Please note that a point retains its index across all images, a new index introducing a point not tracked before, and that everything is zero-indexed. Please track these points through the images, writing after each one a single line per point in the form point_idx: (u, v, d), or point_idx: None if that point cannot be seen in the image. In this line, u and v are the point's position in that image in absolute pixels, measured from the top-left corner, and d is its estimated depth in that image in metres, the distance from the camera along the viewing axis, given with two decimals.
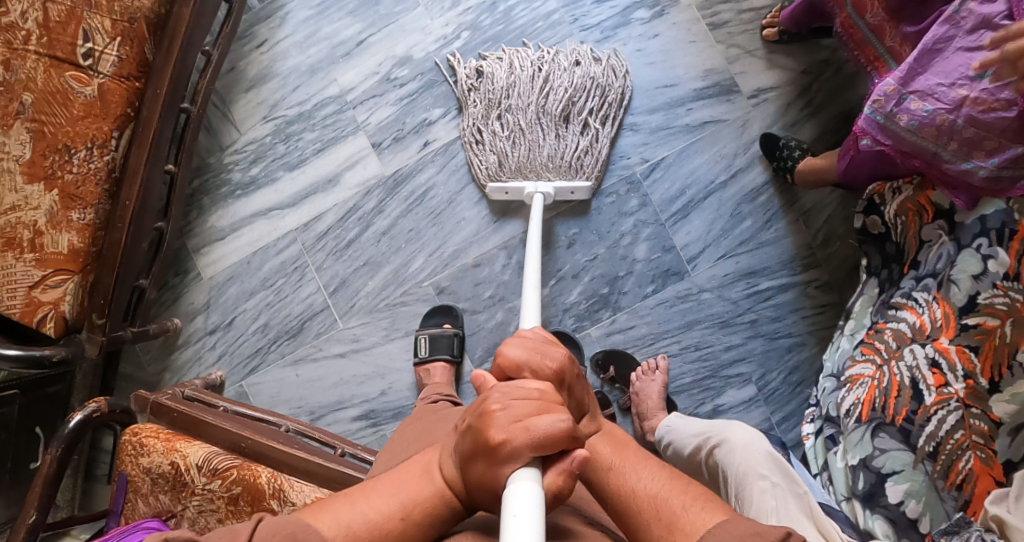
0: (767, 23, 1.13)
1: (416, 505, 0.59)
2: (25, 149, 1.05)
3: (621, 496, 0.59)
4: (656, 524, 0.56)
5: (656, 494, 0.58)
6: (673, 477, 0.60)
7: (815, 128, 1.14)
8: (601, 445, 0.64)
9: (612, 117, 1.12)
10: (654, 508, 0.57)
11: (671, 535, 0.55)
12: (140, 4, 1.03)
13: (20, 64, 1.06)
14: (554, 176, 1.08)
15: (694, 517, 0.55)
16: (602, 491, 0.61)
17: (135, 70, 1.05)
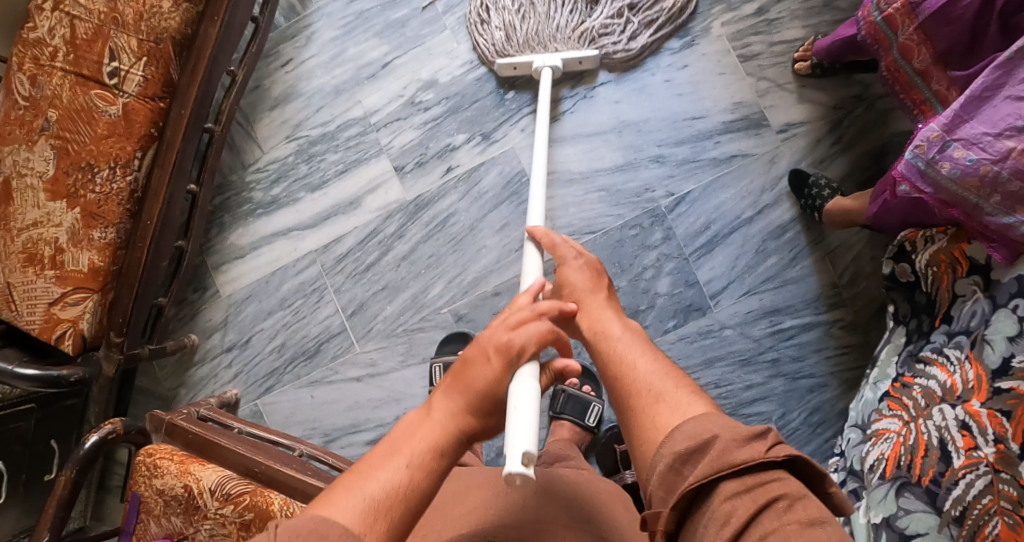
0: (798, 56, 1.11)
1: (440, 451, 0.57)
2: (49, 166, 1.05)
3: (621, 362, 0.65)
4: (647, 391, 0.61)
5: (648, 371, 0.63)
6: (668, 365, 0.64)
7: (844, 166, 1.12)
8: (611, 323, 0.71)
9: (659, 24, 1.11)
10: (646, 384, 0.62)
11: (654, 404, 0.60)
12: (166, 25, 1.02)
13: (46, 81, 1.06)
14: (562, 46, 1.11)
15: (678, 395, 0.60)
16: (602, 356, 0.67)
17: (159, 91, 1.04)
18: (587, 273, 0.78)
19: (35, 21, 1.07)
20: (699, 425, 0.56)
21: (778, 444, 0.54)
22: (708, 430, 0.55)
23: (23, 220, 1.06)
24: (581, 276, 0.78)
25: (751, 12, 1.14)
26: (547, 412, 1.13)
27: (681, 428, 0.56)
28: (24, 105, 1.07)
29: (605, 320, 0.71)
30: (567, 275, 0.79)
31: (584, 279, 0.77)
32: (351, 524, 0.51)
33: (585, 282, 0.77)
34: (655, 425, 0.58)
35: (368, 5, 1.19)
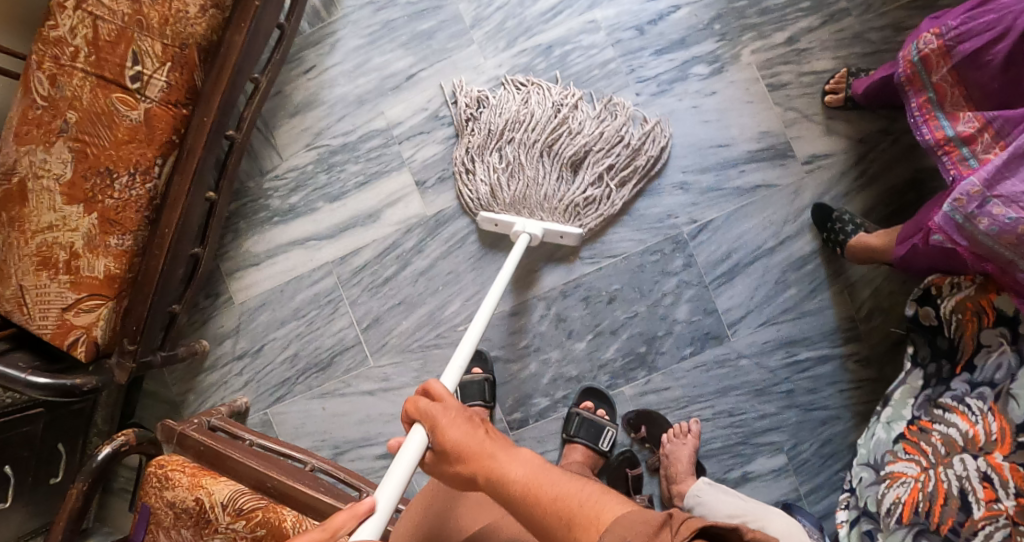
0: (830, 88, 1.11)
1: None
2: (67, 169, 1.03)
3: (535, 508, 0.61)
4: (564, 519, 0.60)
5: (557, 496, 0.61)
6: (576, 480, 0.63)
7: (867, 200, 1.12)
8: (510, 468, 0.63)
9: (630, 182, 1.10)
10: (555, 508, 0.61)
11: (575, 528, 0.59)
12: (192, 30, 1.00)
13: (66, 81, 1.04)
14: (547, 217, 1.07)
15: (588, 511, 0.60)
16: (515, 507, 0.62)
17: (182, 97, 1.02)
18: (470, 428, 0.68)
19: (57, 19, 1.06)
20: (618, 532, 0.57)
21: (683, 523, 0.57)
22: (618, 536, 0.56)
23: (37, 223, 1.04)
24: (465, 427, 0.69)
25: (782, 41, 1.13)
26: (560, 434, 1.13)
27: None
28: (43, 105, 1.05)
29: (501, 465, 0.64)
30: (444, 436, 0.68)
31: (466, 436, 0.67)
32: None
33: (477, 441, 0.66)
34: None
35: (394, 15, 1.18)
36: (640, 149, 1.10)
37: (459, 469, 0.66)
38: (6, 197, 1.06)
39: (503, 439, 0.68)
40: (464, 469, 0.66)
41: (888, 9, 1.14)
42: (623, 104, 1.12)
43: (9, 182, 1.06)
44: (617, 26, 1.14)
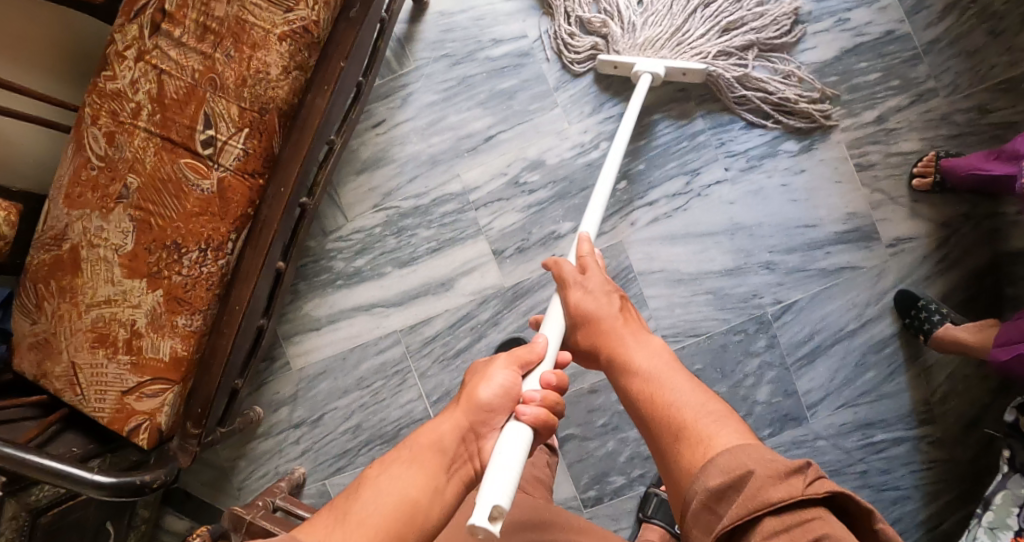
0: (917, 172, 1.10)
1: (464, 424, 0.68)
2: (127, 239, 0.94)
3: (649, 399, 0.68)
4: (676, 427, 0.64)
5: (675, 402, 0.66)
6: (700, 390, 0.68)
7: (947, 284, 1.12)
8: (634, 353, 0.73)
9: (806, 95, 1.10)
10: (675, 416, 0.65)
11: (684, 435, 0.63)
12: (272, 94, 0.92)
13: (126, 141, 0.95)
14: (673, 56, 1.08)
15: (707, 427, 0.63)
16: (630, 383, 0.71)
17: (259, 166, 0.94)
18: (610, 301, 0.80)
19: (115, 70, 0.96)
20: (732, 456, 0.58)
21: (818, 480, 0.55)
22: (742, 465, 0.57)
23: (92, 297, 0.95)
24: (602, 303, 0.80)
25: (871, 119, 1.12)
26: (635, 513, 1.11)
27: (714, 463, 0.59)
28: (98, 165, 0.96)
29: (629, 352, 0.73)
30: (576, 301, 0.81)
31: (602, 305, 0.79)
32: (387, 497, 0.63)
33: (598, 308, 0.79)
34: (685, 462, 0.61)
35: (472, 71, 1.13)
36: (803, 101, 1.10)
37: (584, 337, 0.78)
38: (56, 264, 0.97)
39: (635, 320, 0.79)
40: (594, 337, 0.77)
41: (974, 91, 1.14)
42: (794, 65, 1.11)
43: (59, 250, 0.96)
44: (706, 96, 1.12)
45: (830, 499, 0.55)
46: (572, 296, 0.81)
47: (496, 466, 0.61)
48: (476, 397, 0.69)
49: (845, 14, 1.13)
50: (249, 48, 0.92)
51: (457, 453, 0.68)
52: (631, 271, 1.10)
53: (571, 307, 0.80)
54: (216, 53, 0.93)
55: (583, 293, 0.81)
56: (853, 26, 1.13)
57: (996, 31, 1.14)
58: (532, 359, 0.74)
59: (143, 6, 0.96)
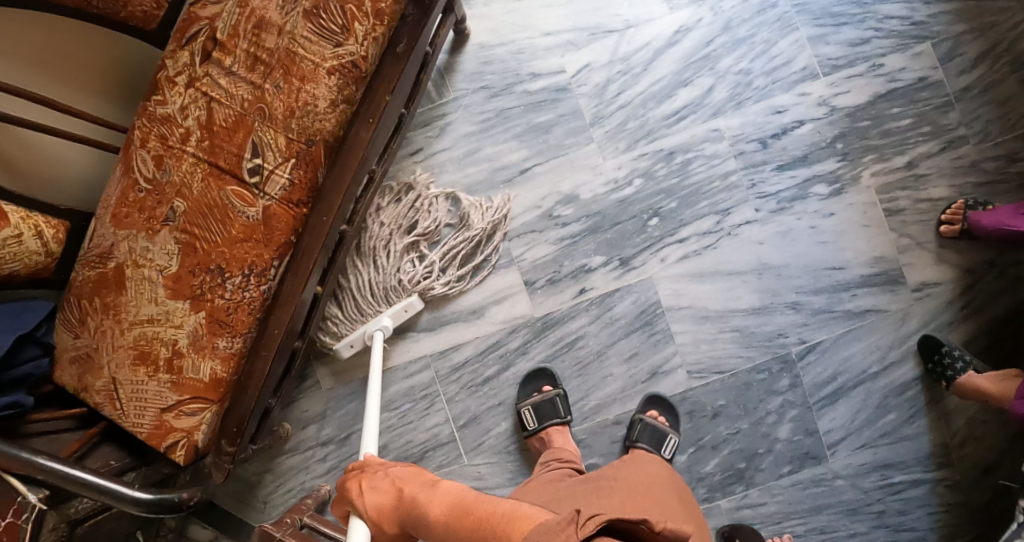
0: (945, 218, 1.12)
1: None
2: (172, 261, 0.96)
3: (454, 526, 0.74)
4: (484, 533, 0.70)
5: (494, 513, 0.71)
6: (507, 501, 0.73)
7: (971, 329, 1.13)
8: (430, 505, 0.77)
9: (705, 122, 1.14)
10: (494, 525, 0.70)
11: (491, 540, 0.69)
12: (319, 126, 0.94)
13: (174, 165, 0.97)
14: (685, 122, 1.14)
15: (522, 525, 0.68)
16: (437, 533, 0.75)
17: (304, 196, 0.96)
18: (387, 483, 0.82)
19: (165, 95, 0.98)
20: (531, 536, 0.65)
21: (591, 520, 0.63)
22: (535, 538, 0.64)
23: (135, 315, 0.97)
24: (392, 476, 0.83)
25: (901, 165, 1.14)
26: None
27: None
28: (146, 187, 0.98)
29: (425, 500, 0.77)
30: (366, 498, 0.82)
31: (395, 477, 0.82)
32: None
33: (398, 480, 0.82)
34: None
35: (509, 104, 1.16)
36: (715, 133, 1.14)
37: (394, 523, 0.80)
38: (100, 282, 0.98)
39: (425, 479, 0.82)
40: (400, 513, 0.80)
41: (1004, 139, 1.15)
42: (816, 111, 1.14)
43: (104, 267, 0.98)
44: (740, 136, 1.14)
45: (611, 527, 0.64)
46: (357, 484, 0.83)
47: None
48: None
49: (879, 60, 1.15)
50: (298, 80, 0.94)
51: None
52: (658, 306, 1.12)
53: (370, 512, 0.81)
54: (266, 83, 0.95)
55: (374, 477, 0.84)
56: (886, 72, 1.15)
57: None
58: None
59: (196, 34, 0.98)
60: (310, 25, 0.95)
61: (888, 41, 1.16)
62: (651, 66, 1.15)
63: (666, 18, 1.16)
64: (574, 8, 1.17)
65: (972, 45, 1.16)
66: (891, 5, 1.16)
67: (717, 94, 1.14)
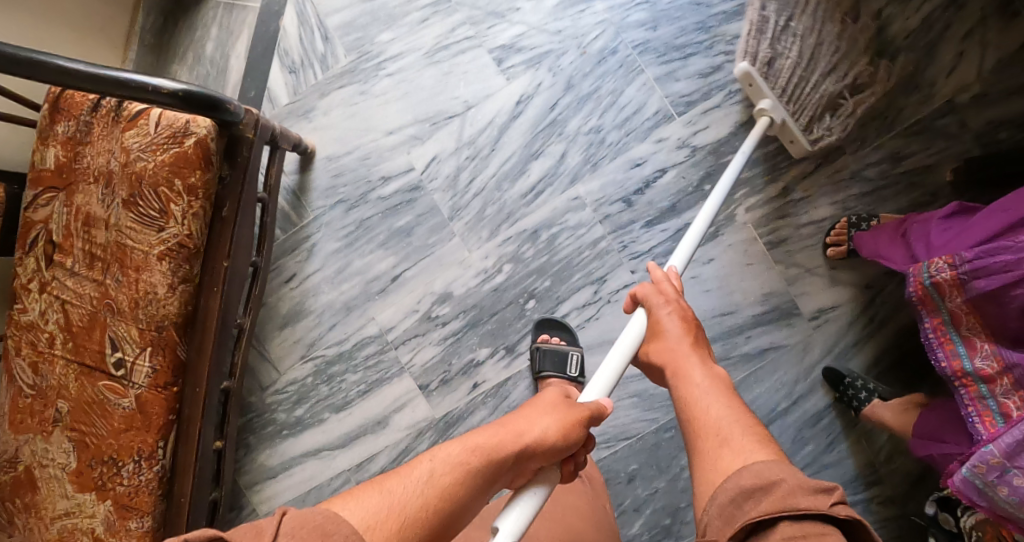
0: (831, 241, 1.06)
1: (528, 444, 0.65)
2: (70, 458, 1.00)
3: (703, 413, 0.68)
4: (717, 436, 0.65)
5: (720, 420, 0.66)
6: (745, 414, 0.67)
7: (880, 345, 1.07)
8: (696, 370, 0.73)
9: (564, 190, 1.11)
10: (714, 427, 0.66)
11: (728, 442, 0.63)
12: (164, 311, 0.96)
13: (48, 368, 1.01)
14: (547, 195, 1.11)
15: (743, 442, 0.63)
16: (682, 404, 0.71)
17: (170, 376, 0.98)
18: (680, 321, 0.79)
19: (24, 303, 1.01)
20: (764, 469, 0.58)
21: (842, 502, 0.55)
22: (776, 475, 0.57)
23: (52, 511, 1.02)
24: (674, 323, 0.79)
25: (776, 193, 1.09)
26: None
27: (748, 470, 0.59)
28: (30, 393, 1.02)
29: (689, 372, 0.73)
30: (660, 319, 0.80)
31: (683, 327, 0.78)
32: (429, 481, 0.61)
33: (679, 330, 0.78)
34: (717, 467, 0.61)
35: (367, 213, 1.15)
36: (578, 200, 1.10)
37: (662, 342, 0.78)
38: (16, 485, 1.03)
39: (706, 350, 0.78)
40: (665, 355, 0.76)
41: (882, 140, 1.09)
42: (676, 154, 1.10)
43: (14, 472, 1.04)
44: (602, 199, 1.10)
45: (851, 527, 0.54)
46: (650, 300, 0.81)
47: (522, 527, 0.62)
48: (530, 432, 0.66)
49: (734, 86, 1.10)
50: (134, 271, 0.96)
51: (504, 468, 0.64)
52: None
53: (657, 327, 0.79)
54: (107, 279, 0.97)
55: (659, 304, 0.80)
56: (744, 96, 1.10)
57: (900, 71, 1.09)
58: (593, 414, 0.71)
59: (35, 239, 1.01)
60: (131, 214, 0.96)
61: None
62: (499, 144, 1.12)
63: (505, 89, 1.12)
64: (411, 99, 1.14)
65: None
66: (737, 23, 1.10)
67: (572, 159, 1.11)
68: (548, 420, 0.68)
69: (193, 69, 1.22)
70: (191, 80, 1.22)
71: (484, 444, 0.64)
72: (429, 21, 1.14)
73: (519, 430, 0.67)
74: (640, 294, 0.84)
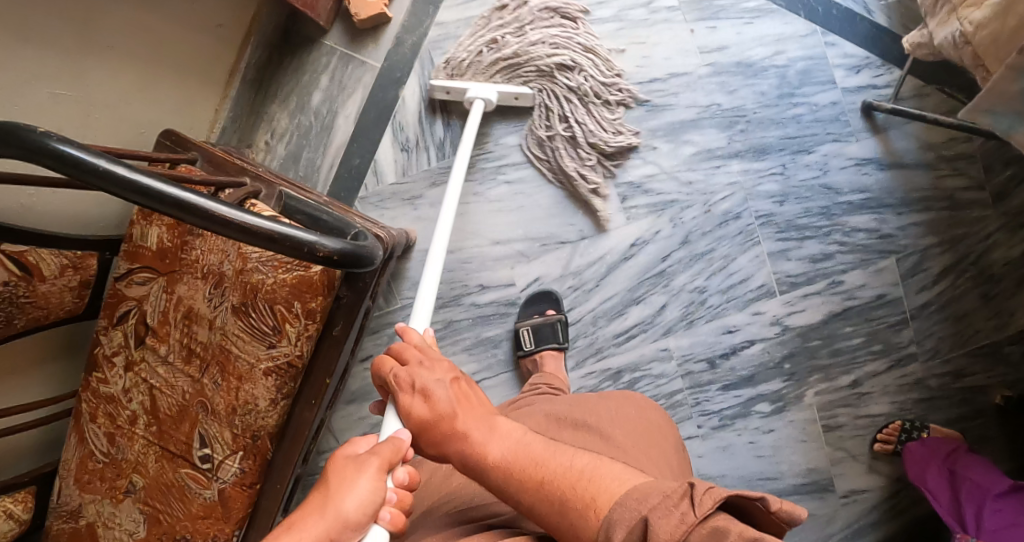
0: (881, 437, 1.15)
1: (328, 531, 0.59)
2: (139, 528, 1.01)
3: (521, 480, 0.63)
4: (561, 497, 0.60)
5: (548, 478, 0.62)
6: (573, 463, 0.62)
7: (894, 531, 1.17)
8: (486, 446, 0.65)
9: (658, 339, 1.13)
10: (556, 490, 0.61)
11: (574, 502, 0.59)
12: (263, 422, 0.95)
13: (126, 441, 1.01)
14: (641, 341, 1.13)
15: (595, 480, 0.60)
16: (493, 480, 0.64)
17: (256, 476, 0.97)
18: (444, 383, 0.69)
19: (106, 374, 1.01)
20: (625, 508, 0.56)
21: (709, 490, 0.55)
22: (639, 514, 0.55)
23: None
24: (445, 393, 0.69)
25: (846, 383, 1.15)
26: None
27: (614, 523, 0.56)
28: (103, 460, 1.02)
29: (482, 440, 0.66)
30: (422, 396, 0.68)
31: (450, 400, 0.68)
32: None
33: (449, 403, 0.68)
34: (582, 530, 0.58)
35: (458, 316, 1.13)
36: (669, 354, 1.14)
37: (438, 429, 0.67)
38: (75, 536, 1.04)
39: (483, 412, 0.70)
40: (432, 441, 0.68)
41: (953, 355, 1.16)
42: (769, 329, 1.13)
43: (75, 523, 1.04)
44: (689, 356, 1.14)
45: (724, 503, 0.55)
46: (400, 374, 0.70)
47: None
48: (340, 507, 0.60)
49: (839, 277, 1.13)
50: (235, 378, 0.94)
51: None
52: None
53: (411, 418, 0.69)
54: (204, 378, 0.96)
55: (413, 377, 0.70)
56: (845, 288, 1.13)
57: (988, 296, 1.15)
58: (389, 457, 0.65)
59: (125, 314, 0.98)
60: (241, 322, 0.93)
61: (852, 254, 1.12)
62: (604, 281, 1.12)
63: (622, 228, 1.11)
64: (525, 215, 1.11)
65: (938, 259, 1.15)
66: (858, 216, 1.12)
67: (670, 313, 1.12)
68: (364, 490, 0.62)
69: (294, 117, 1.14)
70: (291, 128, 1.14)
71: None
72: (560, 136, 1.10)
73: (329, 507, 0.60)
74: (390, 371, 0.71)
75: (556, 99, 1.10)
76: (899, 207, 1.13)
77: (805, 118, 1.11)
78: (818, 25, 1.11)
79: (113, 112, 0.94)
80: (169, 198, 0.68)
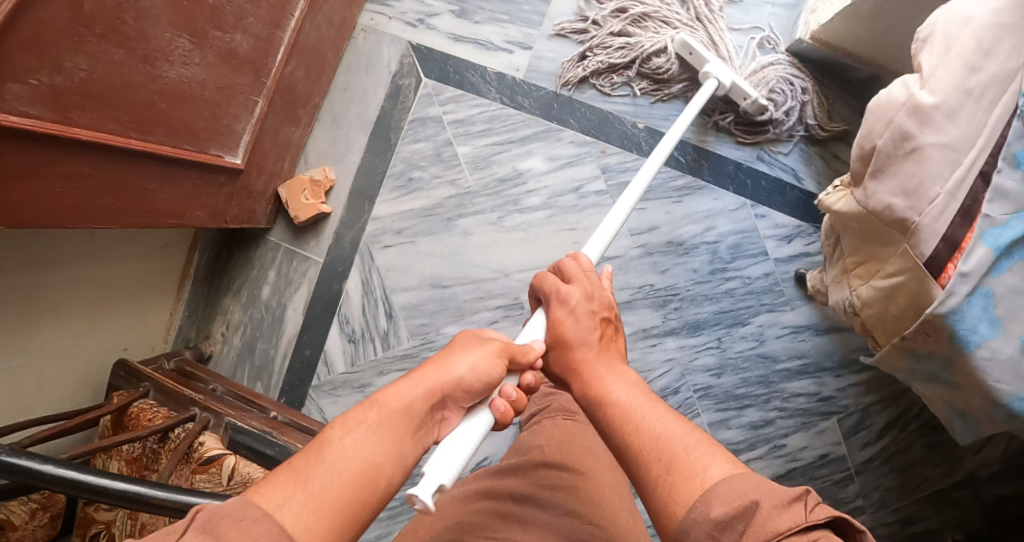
0: None
1: (440, 388, 0.62)
2: None
3: (630, 421, 0.62)
4: (663, 458, 0.57)
5: (658, 437, 0.59)
6: (677, 420, 0.61)
7: None
8: (611, 382, 0.68)
9: None
10: (653, 450, 0.59)
11: (676, 467, 0.56)
12: None
13: None
14: None
15: (694, 457, 0.56)
16: (606, 412, 0.65)
17: None
18: (585, 318, 0.74)
19: None
20: (732, 486, 0.52)
21: (818, 506, 0.49)
22: (745, 498, 0.51)
23: None
24: (584, 323, 0.73)
25: None
26: None
27: (715, 495, 0.52)
28: None
29: (606, 378, 0.68)
30: (561, 321, 0.74)
31: (588, 329, 0.73)
32: (325, 459, 0.55)
33: (589, 329, 0.73)
34: (677, 499, 0.54)
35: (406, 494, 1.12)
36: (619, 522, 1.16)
37: (576, 354, 0.72)
38: None
39: (615, 356, 0.73)
40: (563, 363, 0.72)
41: (901, 504, 1.14)
42: None
43: None
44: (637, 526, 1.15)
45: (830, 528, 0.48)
46: (562, 294, 0.75)
47: (449, 449, 0.59)
48: (455, 368, 0.63)
49: (781, 440, 1.14)
50: None
51: (425, 417, 0.61)
52: None
53: (556, 328, 0.73)
54: None
55: (564, 303, 0.75)
56: (787, 451, 1.14)
57: (933, 444, 1.13)
58: (519, 359, 0.68)
59: (96, 535, 0.98)
60: None
61: (792, 419, 1.14)
62: None
63: None
64: None
65: (880, 415, 1.14)
66: (797, 382, 1.14)
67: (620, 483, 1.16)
68: (479, 358, 0.64)
69: (247, 309, 1.19)
70: (245, 320, 1.19)
71: (397, 404, 0.60)
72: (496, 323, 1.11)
73: (442, 369, 0.63)
74: (550, 285, 0.77)
75: (492, 287, 1.11)
76: (838, 368, 1.14)
77: (739, 290, 1.13)
78: (747, 197, 1.13)
79: (60, 372, 0.98)
80: (70, 481, 0.63)
